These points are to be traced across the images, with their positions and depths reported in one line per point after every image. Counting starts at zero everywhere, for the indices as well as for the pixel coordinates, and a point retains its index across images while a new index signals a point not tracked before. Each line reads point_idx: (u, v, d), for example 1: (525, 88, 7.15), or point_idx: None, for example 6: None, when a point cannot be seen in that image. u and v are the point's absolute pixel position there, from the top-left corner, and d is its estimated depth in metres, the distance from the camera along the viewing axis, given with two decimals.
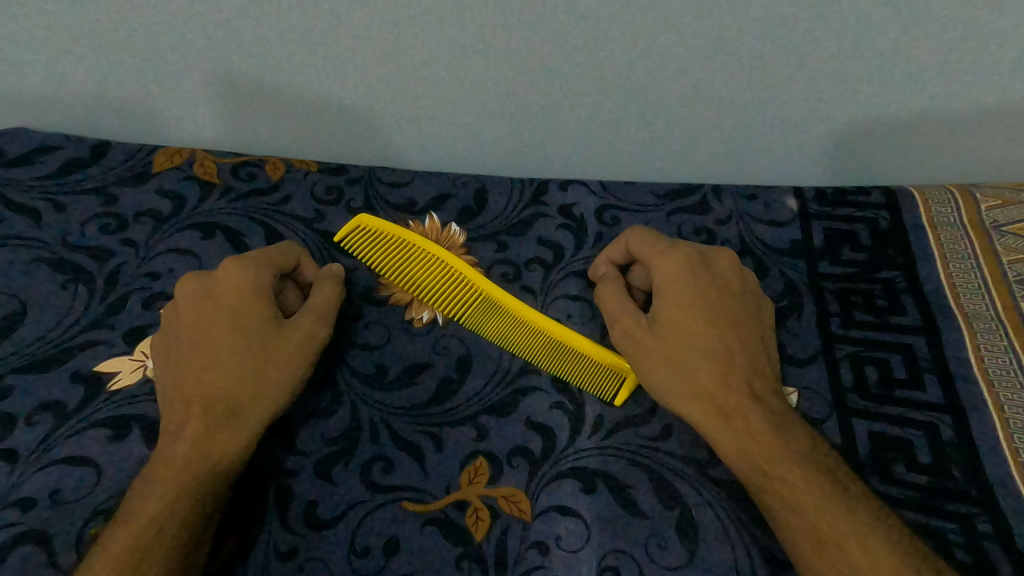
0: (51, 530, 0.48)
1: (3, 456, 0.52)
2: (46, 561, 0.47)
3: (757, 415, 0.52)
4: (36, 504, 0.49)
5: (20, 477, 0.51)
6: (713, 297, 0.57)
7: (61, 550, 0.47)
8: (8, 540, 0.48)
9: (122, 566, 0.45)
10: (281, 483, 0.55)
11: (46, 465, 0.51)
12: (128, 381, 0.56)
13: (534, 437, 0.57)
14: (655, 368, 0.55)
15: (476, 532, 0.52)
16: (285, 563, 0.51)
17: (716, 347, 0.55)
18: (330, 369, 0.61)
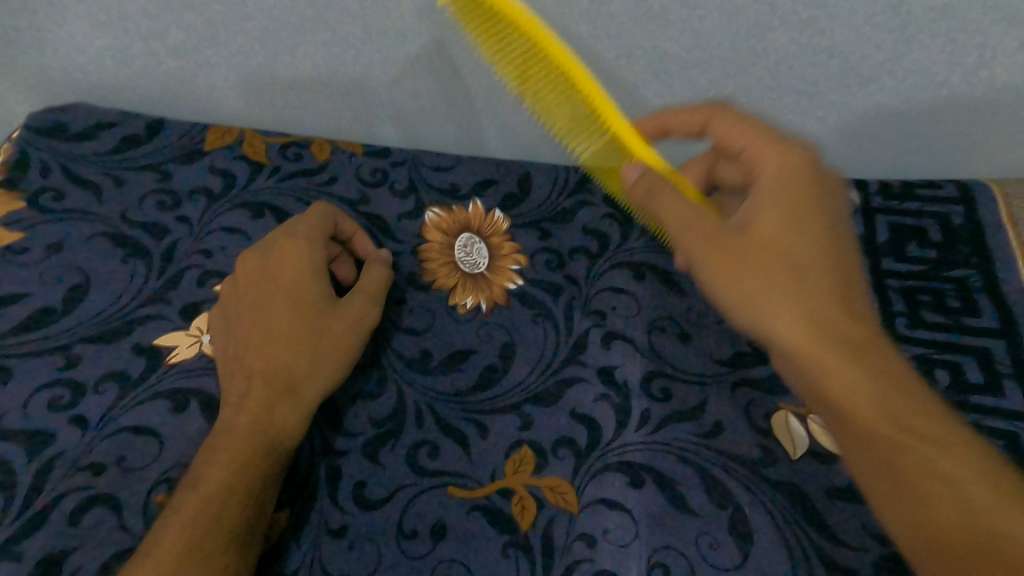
0: (119, 495, 0.49)
1: (72, 422, 0.53)
2: (115, 525, 0.48)
3: (873, 344, 0.46)
4: (104, 469, 0.50)
5: (88, 445, 0.52)
6: (825, 205, 0.50)
7: (129, 515, 0.48)
8: (81, 503, 0.49)
9: (194, 527, 0.46)
10: (330, 463, 0.57)
11: (113, 433, 0.52)
12: (186, 356, 0.57)
13: (580, 428, 0.58)
14: (751, 282, 0.47)
15: (522, 521, 0.54)
16: (337, 541, 0.54)
17: (827, 263, 0.48)
18: (377, 351, 0.63)
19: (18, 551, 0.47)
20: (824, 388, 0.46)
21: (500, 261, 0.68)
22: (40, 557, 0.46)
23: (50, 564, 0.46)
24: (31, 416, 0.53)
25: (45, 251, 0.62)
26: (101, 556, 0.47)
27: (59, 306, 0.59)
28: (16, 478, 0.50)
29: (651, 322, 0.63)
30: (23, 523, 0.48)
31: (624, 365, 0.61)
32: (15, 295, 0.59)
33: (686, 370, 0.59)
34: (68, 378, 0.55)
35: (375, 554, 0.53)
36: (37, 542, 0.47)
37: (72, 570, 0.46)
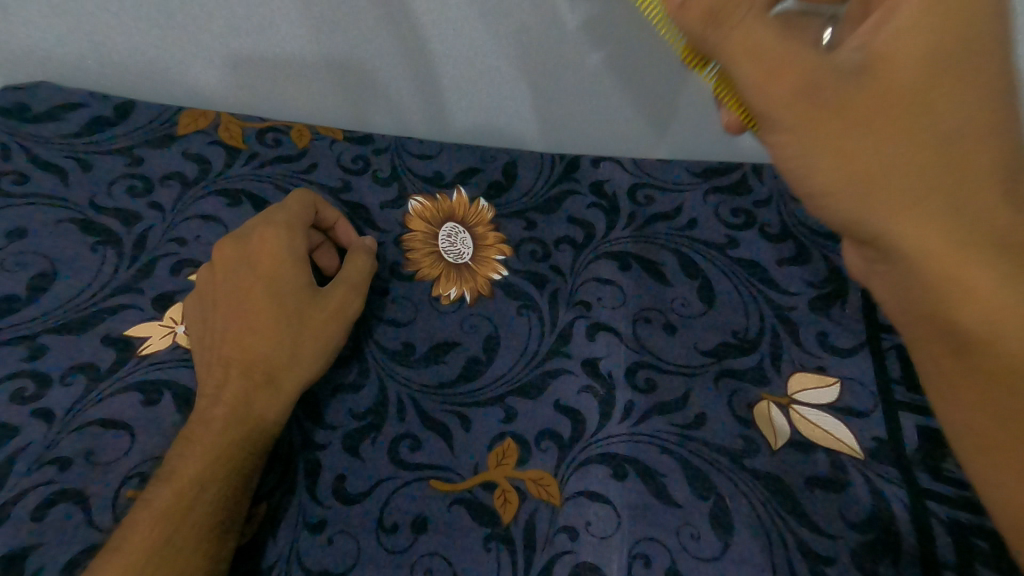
0: (88, 490, 0.48)
1: (38, 415, 0.51)
2: (83, 521, 0.46)
3: (1006, 234, 0.36)
4: (72, 464, 0.49)
5: (56, 438, 0.50)
6: (970, 54, 0.36)
7: (98, 509, 0.47)
8: (47, 498, 0.47)
9: (168, 520, 0.45)
10: (309, 456, 0.57)
11: (81, 427, 0.51)
12: (160, 347, 0.56)
13: (564, 420, 0.59)
14: (866, 160, 0.37)
15: (504, 514, 0.54)
16: (315, 535, 0.53)
17: (958, 132, 0.36)
18: (359, 343, 0.63)
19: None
20: (939, 300, 0.38)
21: (484, 252, 0.67)
22: (2, 554, 0.45)
23: (13, 561, 0.44)
24: None
25: (8, 237, 0.59)
26: (68, 552, 0.45)
27: (24, 295, 0.57)
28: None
29: (636, 314, 0.63)
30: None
31: (608, 357, 0.61)
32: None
33: (669, 362, 0.59)
34: (34, 369, 0.53)
35: (354, 548, 0.53)
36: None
37: (37, 567, 0.44)
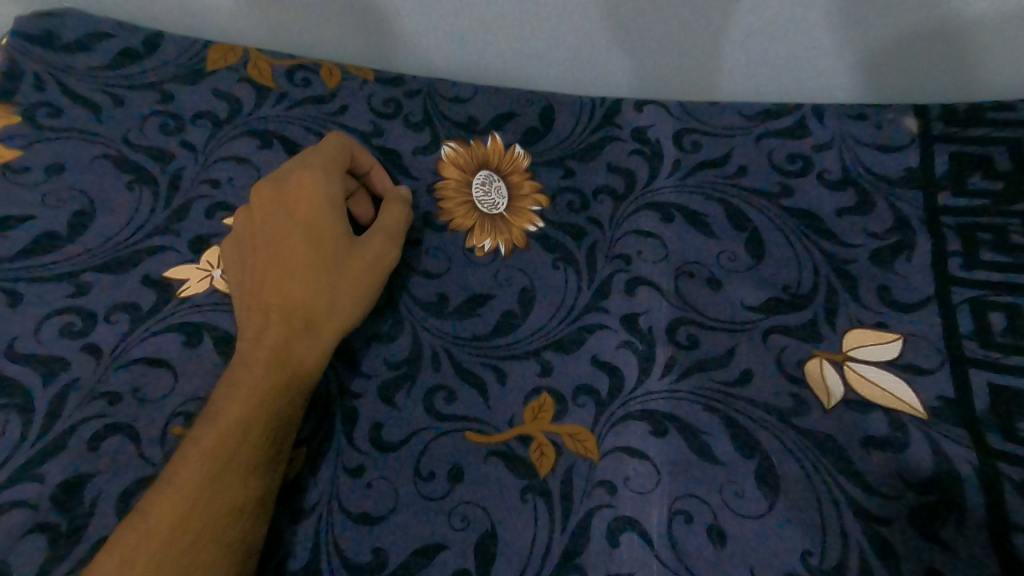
0: (136, 425, 0.49)
1: (86, 350, 0.52)
2: (134, 454, 0.48)
3: None
4: (121, 399, 0.50)
5: (104, 374, 0.51)
6: None
7: (147, 444, 0.48)
8: (104, 429, 0.48)
9: (212, 459, 0.45)
10: (346, 403, 0.57)
11: (127, 364, 0.52)
12: (197, 291, 0.56)
13: (602, 376, 0.57)
14: None
15: (541, 467, 0.54)
16: (354, 479, 0.54)
17: None
18: (393, 292, 0.62)
19: (38, 474, 0.46)
20: None
21: (519, 203, 0.65)
22: (61, 481, 0.46)
23: (72, 487, 0.46)
24: (43, 341, 0.52)
25: (47, 171, 0.59)
26: (121, 482, 0.47)
27: (65, 231, 0.56)
28: (32, 403, 0.49)
29: (680, 267, 0.60)
30: (42, 447, 0.47)
31: (649, 312, 0.58)
32: (16, 219, 0.56)
33: (714, 318, 0.57)
34: (79, 306, 0.54)
35: (391, 494, 0.53)
36: (57, 467, 0.47)
37: (94, 495, 0.46)
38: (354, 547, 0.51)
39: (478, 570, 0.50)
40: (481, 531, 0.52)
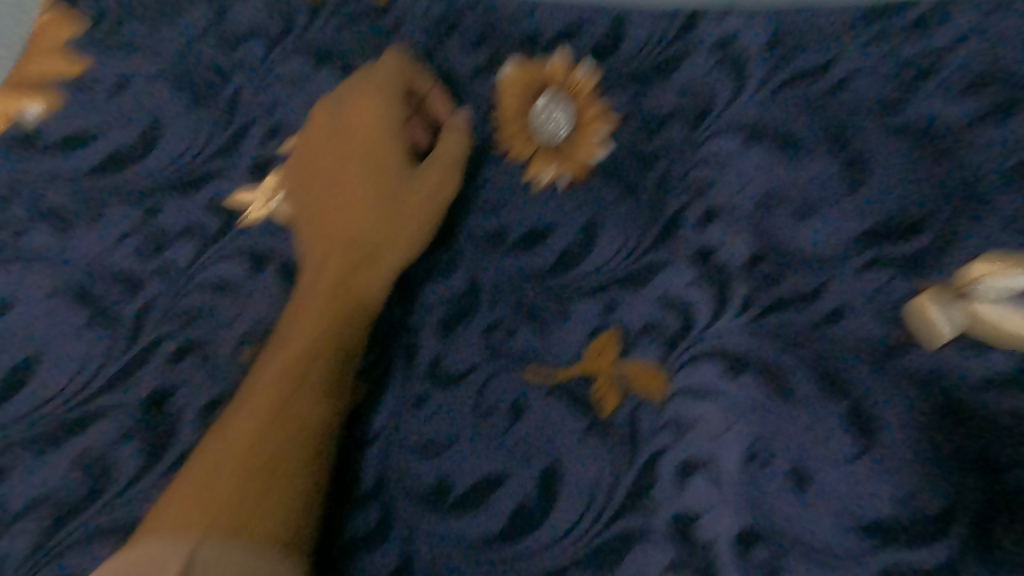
0: (211, 345, 0.53)
1: (162, 271, 0.55)
2: (212, 369, 0.52)
3: None
4: (196, 320, 0.54)
5: (180, 293, 0.55)
6: None
7: (222, 365, 0.52)
8: (179, 348, 0.52)
9: (284, 382, 0.47)
10: (406, 337, 0.57)
11: (200, 286, 0.55)
12: (259, 218, 0.57)
13: (671, 314, 0.54)
14: None
15: (604, 406, 0.53)
16: (416, 410, 0.54)
17: None
18: (451, 225, 0.60)
19: (131, 382, 0.51)
20: None
21: (582, 130, 0.60)
22: (150, 391, 0.51)
23: (157, 402, 0.50)
24: (124, 257, 0.56)
25: (117, 88, 0.61)
26: (201, 397, 0.51)
27: (137, 147, 0.59)
28: (119, 315, 0.53)
29: (763, 197, 0.54)
30: (132, 358, 0.52)
31: (720, 250, 0.54)
32: (97, 134, 0.60)
33: (802, 250, 0.52)
34: (154, 227, 0.57)
35: (452, 427, 0.53)
36: (146, 377, 0.51)
37: (180, 406, 0.50)
38: (417, 475, 0.52)
39: (541, 503, 0.50)
40: (543, 467, 0.51)
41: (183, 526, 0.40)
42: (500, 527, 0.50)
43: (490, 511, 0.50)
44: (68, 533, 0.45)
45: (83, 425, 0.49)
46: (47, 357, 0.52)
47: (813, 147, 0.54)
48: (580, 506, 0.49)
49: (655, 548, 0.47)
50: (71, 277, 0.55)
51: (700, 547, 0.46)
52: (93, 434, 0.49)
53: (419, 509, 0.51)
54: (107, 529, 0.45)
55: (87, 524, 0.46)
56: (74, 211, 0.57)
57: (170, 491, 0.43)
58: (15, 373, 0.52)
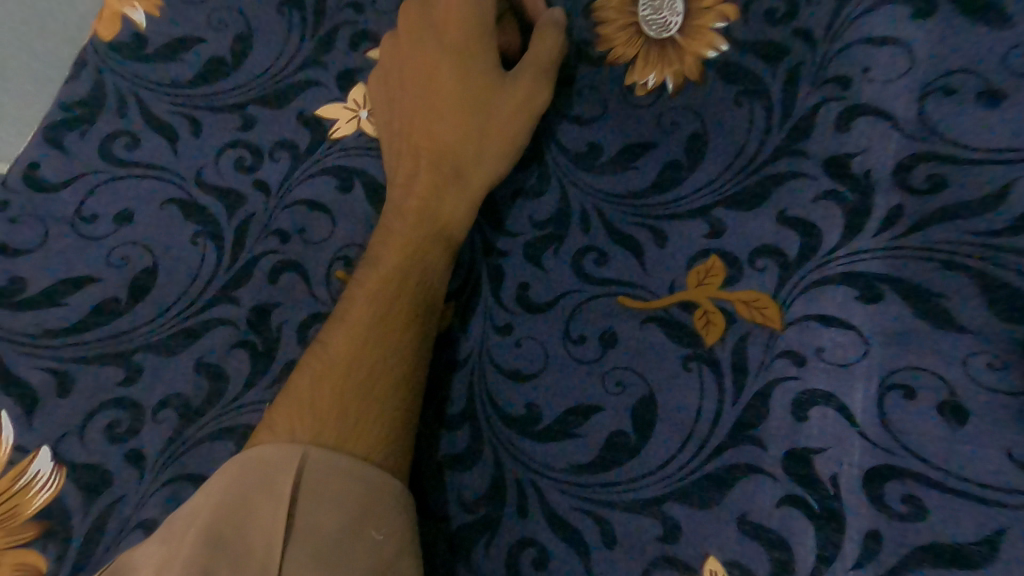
0: (306, 263, 0.54)
1: (257, 186, 0.56)
2: (307, 291, 0.53)
3: None
4: (290, 238, 0.55)
5: (275, 210, 0.56)
6: None
7: (316, 285, 0.53)
8: (276, 266, 0.54)
9: (380, 299, 0.47)
10: (491, 262, 0.54)
11: (293, 204, 0.56)
12: (346, 133, 0.57)
13: (791, 234, 0.48)
14: None
15: (707, 336, 0.48)
16: (503, 338, 0.52)
17: None
18: (540, 141, 0.56)
19: (234, 297, 0.53)
20: None
21: (695, 20, 0.53)
22: (253, 307, 0.52)
23: (262, 312, 0.52)
24: (221, 172, 0.57)
25: None
26: (300, 314, 0.52)
27: (228, 57, 0.59)
28: (221, 230, 0.55)
29: (927, 85, 0.46)
30: (235, 273, 0.54)
31: (866, 153, 0.47)
32: (188, 41, 0.59)
33: (978, 146, 0.44)
34: (247, 140, 0.57)
35: (541, 353, 0.51)
36: (249, 292, 0.53)
37: (280, 322, 0.52)
38: (508, 399, 0.50)
39: (637, 434, 0.47)
40: (639, 397, 0.48)
41: (295, 436, 0.40)
42: (591, 458, 0.47)
43: (581, 442, 0.48)
44: (193, 434, 0.48)
45: (195, 335, 0.51)
46: (164, 269, 0.53)
47: (985, 37, 0.45)
48: (680, 438, 0.46)
49: (774, 483, 0.44)
50: (179, 190, 0.56)
51: (822, 486, 0.43)
52: (202, 345, 0.51)
53: (510, 434, 0.49)
54: (229, 432, 0.48)
55: (210, 426, 0.49)
56: (172, 120, 0.58)
57: (272, 407, 0.43)
58: (138, 282, 0.53)
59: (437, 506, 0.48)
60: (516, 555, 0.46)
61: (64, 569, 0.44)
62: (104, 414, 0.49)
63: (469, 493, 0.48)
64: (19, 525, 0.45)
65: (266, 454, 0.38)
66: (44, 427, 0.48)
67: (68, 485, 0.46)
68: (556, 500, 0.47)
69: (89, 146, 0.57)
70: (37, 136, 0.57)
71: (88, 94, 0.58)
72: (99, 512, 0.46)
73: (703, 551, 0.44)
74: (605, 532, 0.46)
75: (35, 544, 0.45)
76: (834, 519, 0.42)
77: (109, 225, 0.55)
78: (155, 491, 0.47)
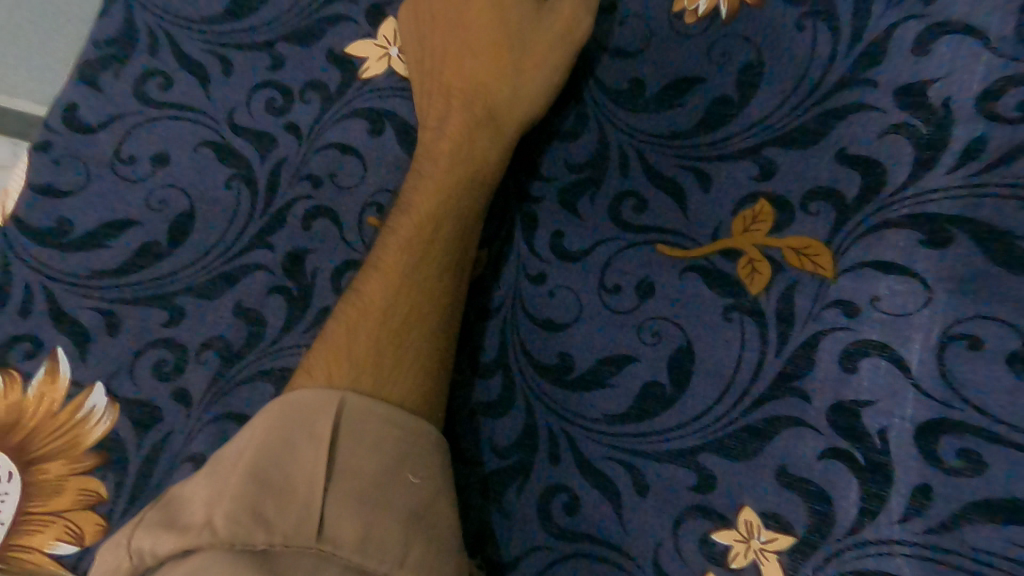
0: (339, 208, 0.54)
1: (288, 129, 0.56)
2: (341, 238, 0.53)
3: None
4: (323, 183, 0.54)
5: (306, 154, 0.55)
6: None
7: (349, 231, 0.53)
8: (310, 211, 0.54)
9: (414, 244, 0.46)
10: (525, 208, 0.52)
11: (324, 148, 0.55)
12: (377, 72, 0.56)
13: (850, 174, 0.46)
14: None
15: (751, 285, 0.46)
16: (537, 287, 0.50)
17: None
18: (578, 81, 0.53)
19: (270, 242, 0.53)
20: None
21: None
22: (287, 253, 0.53)
23: (297, 260, 0.52)
24: (253, 114, 0.56)
25: None
26: (335, 260, 0.52)
27: None
28: (254, 175, 0.55)
29: None
30: (269, 218, 0.54)
31: (946, 78, 0.45)
32: None
33: None
34: (277, 80, 0.57)
35: (575, 303, 0.49)
36: (283, 238, 0.53)
37: (314, 269, 0.52)
38: (541, 348, 0.49)
39: (672, 386, 0.46)
40: (676, 347, 0.46)
41: (331, 381, 0.40)
42: (625, 408, 0.46)
43: (615, 391, 0.47)
44: (234, 375, 0.50)
45: (233, 280, 0.52)
46: (201, 213, 0.54)
47: None
48: (718, 389, 0.45)
49: (817, 436, 0.42)
50: (212, 133, 0.56)
51: (869, 438, 0.42)
52: (240, 289, 0.52)
53: (543, 384, 0.48)
54: (269, 373, 0.50)
55: (252, 367, 0.50)
56: (203, 60, 0.57)
57: (307, 354, 0.43)
58: (177, 226, 0.54)
59: (471, 452, 0.47)
60: (548, 501, 0.45)
61: (122, 496, 0.47)
62: (152, 353, 0.50)
63: (501, 440, 0.47)
64: (81, 454, 0.48)
65: (303, 401, 0.38)
66: (97, 363, 0.50)
67: (123, 418, 0.49)
68: (587, 448, 0.46)
69: (124, 86, 0.57)
70: (73, 76, 0.57)
71: (121, 32, 0.58)
72: (152, 444, 0.48)
73: (738, 502, 0.43)
74: (637, 481, 0.45)
75: (96, 471, 0.47)
76: (879, 473, 0.41)
77: (147, 167, 0.55)
78: (202, 427, 0.49)
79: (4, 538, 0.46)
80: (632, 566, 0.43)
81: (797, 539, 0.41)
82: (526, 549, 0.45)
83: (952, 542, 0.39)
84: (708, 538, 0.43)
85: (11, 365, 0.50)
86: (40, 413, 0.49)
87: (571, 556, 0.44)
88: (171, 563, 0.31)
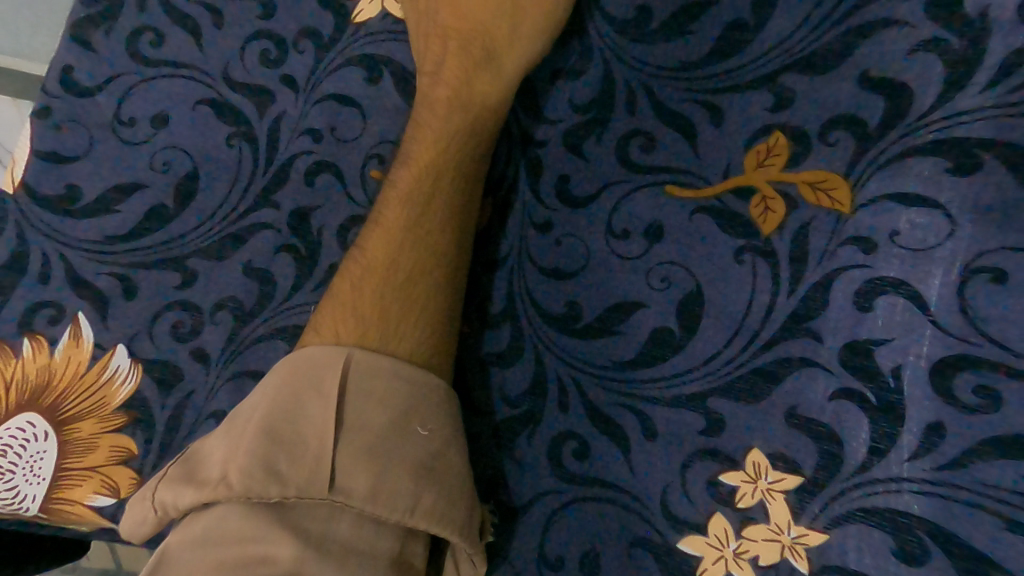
0: (339, 163, 0.53)
1: (284, 82, 0.54)
2: (343, 194, 0.52)
3: None
4: (322, 137, 0.53)
5: (303, 108, 0.53)
6: None
7: (352, 186, 0.52)
8: (311, 166, 0.53)
9: (414, 197, 0.45)
10: (529, 153, 0.50)
11: (321, 99, 0.53)
12: (371, 15, 0.54)
13: (874, 99, 0.42)
14: None
15: (764, 225, 0.44)
16: (542, 236, 0.49)
17: None
18: (581, 13, 0.50)
19: (273, 201, 0.53)
20: None
21: None
22: (292, 212, 0.52)
23: (301, 217, 0.52)
24: (247, 67, 0.54)
25: None
26: (338, 216, 0.52)
27: None
28: (254, 132, 0.54)
29: None
30: (271, 176, 0.53)
31: None
32: None
33: None
34: (271, 30, 0.54)
35: (582, 250, 0.48)
36: (287, 196, 0.53)
37: (320, 226, 0.52)
38: (548, 298, 0.48)
39: (681, 330, 0.45)
40: (685, 292, 0.45)
41: (340, 338, 0.40)
42: (634, 354, 0.46)
43: (624, 338, 0.46)
44: (249, 334, 0.51)
45: (240, 240, 0.52)
46: (204, 173, 0.53)
47: None
48: (729, 333, 0.44)
49: (830, 377, 0.42)
50: (208, 90, 0.54)
51: (883, 379, 0.40)
52: (247, 250, 0.52)
53: (550, 333, 0.48)
54: (282, 331, 0.51)
55: (265, 326, 0.51)
56: (194, 13, 0.55)
57: (316, 312, 0.43)
58: (181, 187, 0.53)
59: (482, 402, 0.48)
60: (557, 447, 0.46)
61: (153, 451, 0.50)
62: (169, 315, 0.52)
63: (510, 389, 0.48)
64: (110, 413, 0.50)
65: (310, 358, 0.39)
66: (119, 327, 0.52)
67: (147, 377, 0.51)
68: (595, 395, 0.46)
69: (116, 45, 0.55)
70: (65, 37, 0.56)
71: None
72: (175, 402, 0.51)
73: (747, 444, 0.43)
74: (645, 425, 0.45)
75: (126, 429, 0.50)
76: (892, 411, 0.40)
77: (147, 129, 0.54)
78: (222, 384, 0.50)
79: (47, 492, 0.49)
80: (639, 506, 0.44)
81: (805, 479, 0.41)
82: (536, 493, 0.46)
83: (965, 479, 0.38)
84: (716, 480, 0.43)
85: (38, 330, 0.51)
86: (68, 375, 0.51)
87: (579, 498, 0.45)
88: (197, 513, 0.34)
